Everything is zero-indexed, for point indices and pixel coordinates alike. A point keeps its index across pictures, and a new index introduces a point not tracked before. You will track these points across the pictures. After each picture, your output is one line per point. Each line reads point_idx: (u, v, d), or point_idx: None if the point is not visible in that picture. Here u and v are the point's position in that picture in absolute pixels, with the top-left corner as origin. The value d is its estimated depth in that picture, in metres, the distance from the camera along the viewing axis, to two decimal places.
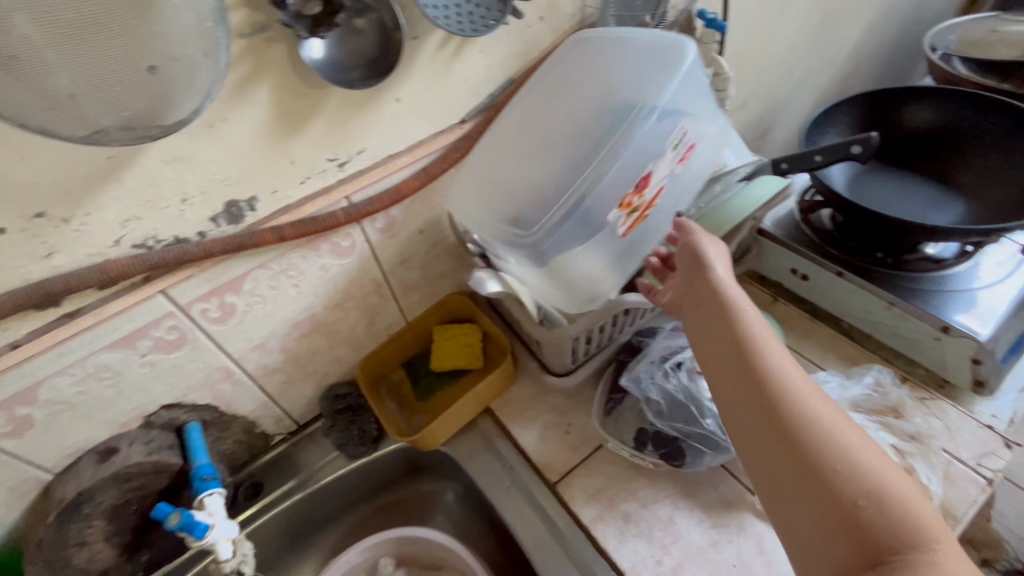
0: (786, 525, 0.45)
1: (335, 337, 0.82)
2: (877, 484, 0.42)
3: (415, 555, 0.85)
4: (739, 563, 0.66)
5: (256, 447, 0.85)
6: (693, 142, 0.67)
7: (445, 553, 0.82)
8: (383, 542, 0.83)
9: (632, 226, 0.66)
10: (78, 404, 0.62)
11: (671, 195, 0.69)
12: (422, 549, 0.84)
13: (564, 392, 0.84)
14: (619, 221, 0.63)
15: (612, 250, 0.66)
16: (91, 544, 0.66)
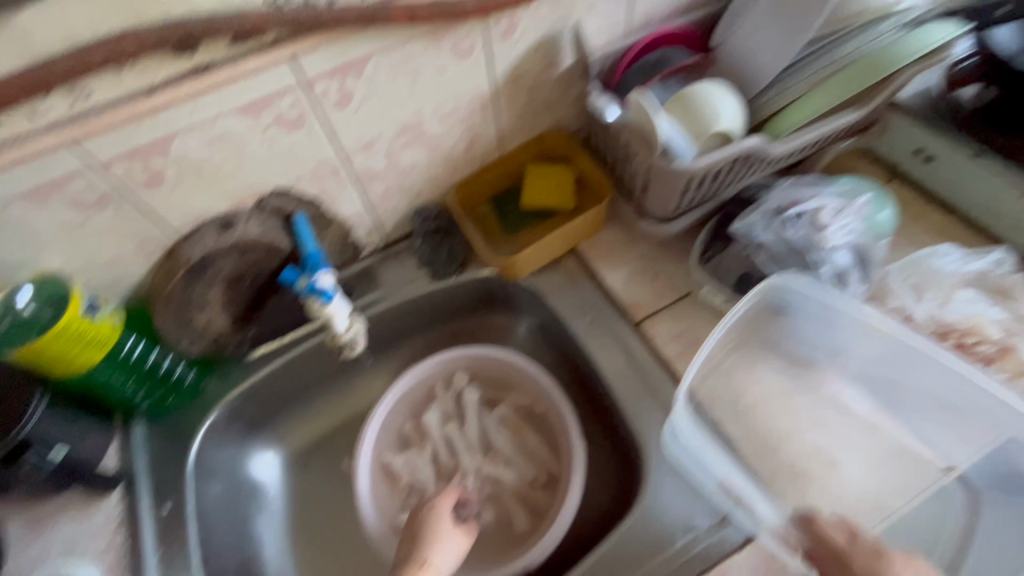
0: None
1: (435, 153, 0.80)
2: None
3: (488, 374, 0.90)
4: (811, 410, 0.69)
5: (347, 256, 0.87)
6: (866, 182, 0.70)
7: (519, 374, 0.87)
8: (461, 356, 0.88)
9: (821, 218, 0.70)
10: (203, 169, 0.63)
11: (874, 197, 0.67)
12: (495, 368, 0.89)
13: (655, 242, 0.83)
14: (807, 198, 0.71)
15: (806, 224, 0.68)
16: (211, 307, 0.72)
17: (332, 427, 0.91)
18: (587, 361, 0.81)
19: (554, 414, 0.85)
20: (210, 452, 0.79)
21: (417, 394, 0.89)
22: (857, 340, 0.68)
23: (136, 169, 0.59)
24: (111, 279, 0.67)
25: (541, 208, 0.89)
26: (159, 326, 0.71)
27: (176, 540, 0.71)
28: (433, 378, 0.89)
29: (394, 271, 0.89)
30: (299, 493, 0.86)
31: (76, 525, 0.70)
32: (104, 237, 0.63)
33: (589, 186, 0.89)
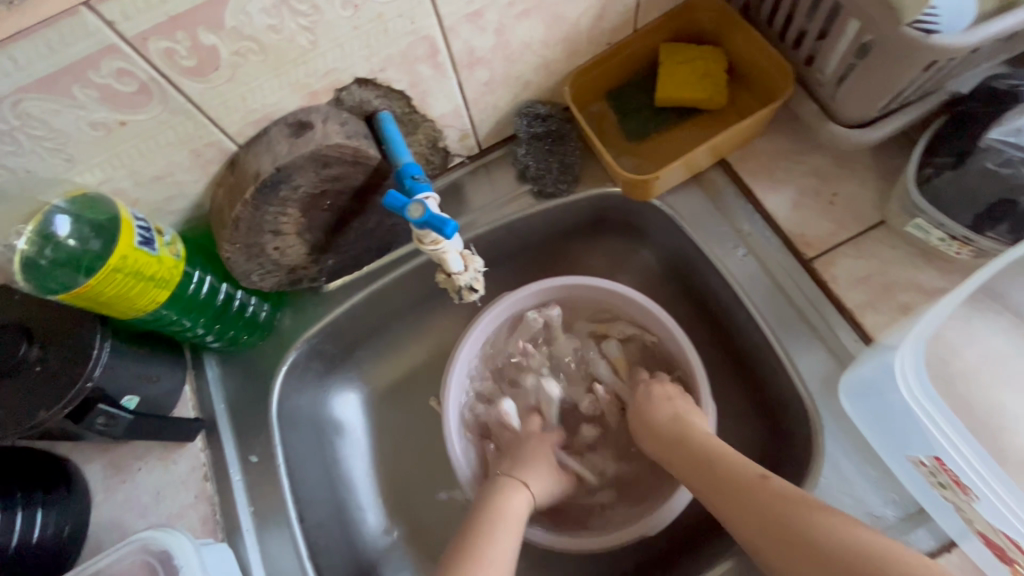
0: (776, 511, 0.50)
1: (556, 29, 0.60)
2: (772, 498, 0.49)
3: (580, 305, 0.77)
4: None
5: (433, 167, 0.70)
6: None
7: (632, 309, 0.73)
8: (552, 288, 0.74)
9: None
10: (269, 48, 0.46)
11: None
12: (594, 298, 0.75)
13: (832, 154, 0.64)
14: None
15: None
16: (284, 234, 0.58)
17: (416, 365, 0.80)
18: (732, 304, 0.66)
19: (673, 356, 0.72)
20: (292, 394, 0.71)
21: (502, 328, 0.76)
22: None
23: (181, 46, 0.42)
24: (163, 197, 0.53)
25: (679, 106, 0.69)
26: (225, 258, 0.57)
27: (268, 489, 0.64)
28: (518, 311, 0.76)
29: (488, 187, 0.73)
30: (385, 435, 0.78)
31: (158, 473, 0.63)
32: (148, 142, 0.48)
33: (745, 75, 0.68)
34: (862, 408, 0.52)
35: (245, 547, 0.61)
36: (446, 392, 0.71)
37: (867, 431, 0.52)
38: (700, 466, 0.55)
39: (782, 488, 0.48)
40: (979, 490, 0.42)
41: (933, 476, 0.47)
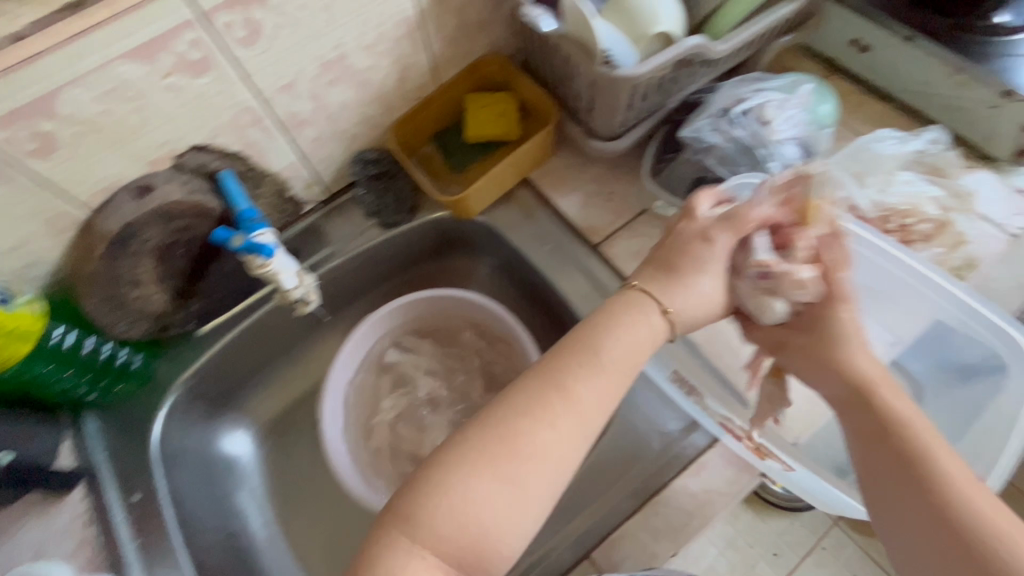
0: (886, 518, 0.44)
1: (367, 90, 0.74)
2: (909, 448, 0.43)
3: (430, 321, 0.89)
4: None
5: (287, 215, 0.82)
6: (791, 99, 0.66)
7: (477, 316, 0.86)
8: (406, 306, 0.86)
9: (760, 107, 0.65)
10: (102, 128, 0.56)
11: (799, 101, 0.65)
12: (445, 312, 0.88)
13: (605, 163, 0.82)
14: (739, 87, 0.69)
15: (743, 132, 0.65)
16: (144, 285, 0.67)
17: (299, 395, 0.88)
18: (552, 291, 0.80)
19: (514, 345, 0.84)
20: (174, 434, 0.76)
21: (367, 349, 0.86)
22: None
23: (21, 135, 0.52)
24: (22, 265, 0.61)
25: (488, 141, 0.85)
26: (90, 312, 0.66)
27: (152, 525, 0.68)
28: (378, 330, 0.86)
29: (341, 225, 0.84)
30: (276, 463, 0.84)
31: (39, 528, 0.66)
32: (1, 217, 0.56)
33: (533, 111, 0.85)
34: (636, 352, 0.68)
35: None
36: (323, 410, 0.79)
37: (646, 366, 0.65)
38: (852, 411, 0.47)
39: (908, 408, 0.45)
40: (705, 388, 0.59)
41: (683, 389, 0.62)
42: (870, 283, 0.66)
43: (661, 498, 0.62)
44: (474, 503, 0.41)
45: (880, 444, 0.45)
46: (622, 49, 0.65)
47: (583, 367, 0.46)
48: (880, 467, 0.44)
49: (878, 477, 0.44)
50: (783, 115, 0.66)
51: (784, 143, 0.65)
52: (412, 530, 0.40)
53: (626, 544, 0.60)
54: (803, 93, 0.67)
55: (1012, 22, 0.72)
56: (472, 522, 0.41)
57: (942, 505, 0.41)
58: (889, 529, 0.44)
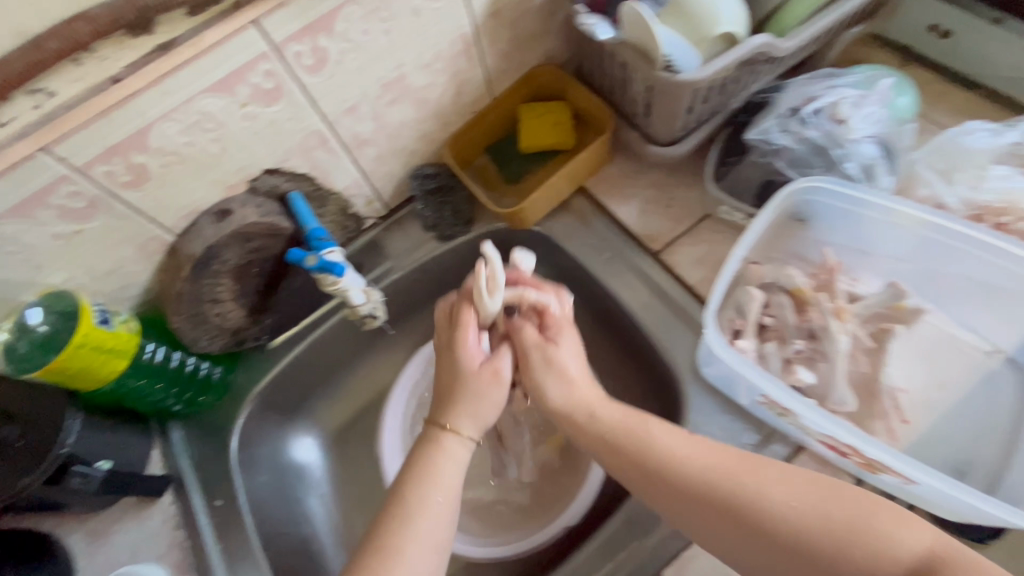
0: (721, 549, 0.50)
1: (424, 107, 0.76)
2: (738, 491, 0.48)
3: None
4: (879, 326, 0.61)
5: (350, 231, 0.84)
6: (866, 92, 0.62)
7: None
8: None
9: (834, 106, 0.62)
10: (187, 157, 0.60)
11: (877, 99, 0.62)
12: None
13: (663, 168, 0.80)
14: (810, 82, 0.66)
15: (814, 134, 0.63)
16: (223, 302, 0.70)
17: (363, 403, 0.90)
18: (609, 300, 0.79)
19: None
20: (251, 442, 0.80)
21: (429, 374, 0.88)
22: (867, 230, 0.64)
23: (118, 168, 0.56)
24: (118, 286, 0.66)
25: (541, 150, 0.85)
26: (175, 329, 0.69)
27: (233, 529, 0.72)
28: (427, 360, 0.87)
29: (401, 239, 0.86)
30: (342, 470, 0.86)
31: (134, 531, 0.71)
32: (100, 243, 0.61)
33: (587, 118, 0.84)
34: (712, 373, 0.66)
35: None
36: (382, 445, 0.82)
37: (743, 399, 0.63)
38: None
39: None
40: (798, 410, 0.54)
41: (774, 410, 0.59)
42: (982, 283, 0.62)
43: None
44: (401, 540, 0.50)
45: (724, 519, 0.48)
46: (684, 53, 0.63)
47: (448, 415, 0.57)
48: (722, 532, 0.49)
49: (716, 524, 0.49)
50: (859, 111, 0.62)
51: (861, 142, 0.62)
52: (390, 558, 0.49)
53: None
54: (878, 85, 0.63)
55: None
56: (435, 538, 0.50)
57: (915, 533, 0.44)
58: (719, 541, 0.50)
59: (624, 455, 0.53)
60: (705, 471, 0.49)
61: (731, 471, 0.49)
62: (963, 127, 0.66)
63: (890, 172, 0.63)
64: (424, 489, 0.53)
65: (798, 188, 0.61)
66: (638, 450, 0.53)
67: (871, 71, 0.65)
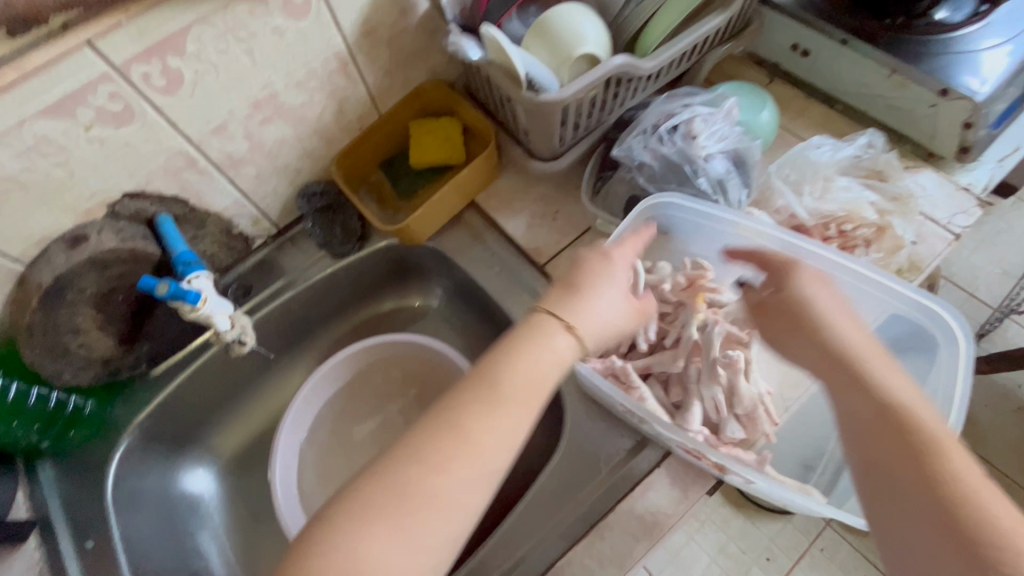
0: (846, 417, 0.45)
1: (304, 126, 0.75)
2: (904, 403, 0.43)
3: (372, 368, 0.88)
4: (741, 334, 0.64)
5: (237, 251, 0.82)
6: (718, 110, 0.67)
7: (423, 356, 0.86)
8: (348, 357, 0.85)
9: (687, 124, 0.65)
10: (27, 183, 0.57)
11: (726, 117, 0.66)
12: (390, 355, 0.87)
13: (549, 183, 0.82)
14: (668, 101, 0.69)
15: (670, 152, 0.66)
16: (85, 331, 0.67)
17: (261, 428, 0.88)
18: (501, 313, 0.80)
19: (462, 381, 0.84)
20: (131, 475, 0.77)
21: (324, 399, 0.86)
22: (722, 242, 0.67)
23: None
24: None
25: (432, 166, 0.85)
26: (31, 362, 0.66)
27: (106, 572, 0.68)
28: (323, 381, 0.84)
29: (293, 258, 0.85)
30: (238, 499, 0.84)
31: None
32: None
33: (477, 134, 0.85)
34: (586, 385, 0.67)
35: None
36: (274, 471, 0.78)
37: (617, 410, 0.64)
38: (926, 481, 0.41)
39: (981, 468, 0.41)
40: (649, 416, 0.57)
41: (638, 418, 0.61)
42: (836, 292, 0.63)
43: (607, 522, 0.61)
44: (405, 479, 0.41)
45: (880, 439, 0.42)
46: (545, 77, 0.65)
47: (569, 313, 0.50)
48: (858, 416, 0.44)
49: (866, 427, 0.43)
50: (710, 129, 0.66)
51: (712, 158, 0.66)
52: (335, 541, 0.39)
53: (571, 571, 0.59)
54: (728, 103, 0.67)
55: (947, 20, 0.73)
56: (384, 533, 0.40)
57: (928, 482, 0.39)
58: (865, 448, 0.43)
59: (384, 467, 0.42)
60: (836, 346, 0.48)
61: (844, 364, 0.47)
62: (809, 144, 0.71)
63: (743, 185, 0.67)
64: (412, 466, 0.42)
65: (652, 201, 0.63)
66: (817, 328, 0.49)
67: (723, 91, 0.69)
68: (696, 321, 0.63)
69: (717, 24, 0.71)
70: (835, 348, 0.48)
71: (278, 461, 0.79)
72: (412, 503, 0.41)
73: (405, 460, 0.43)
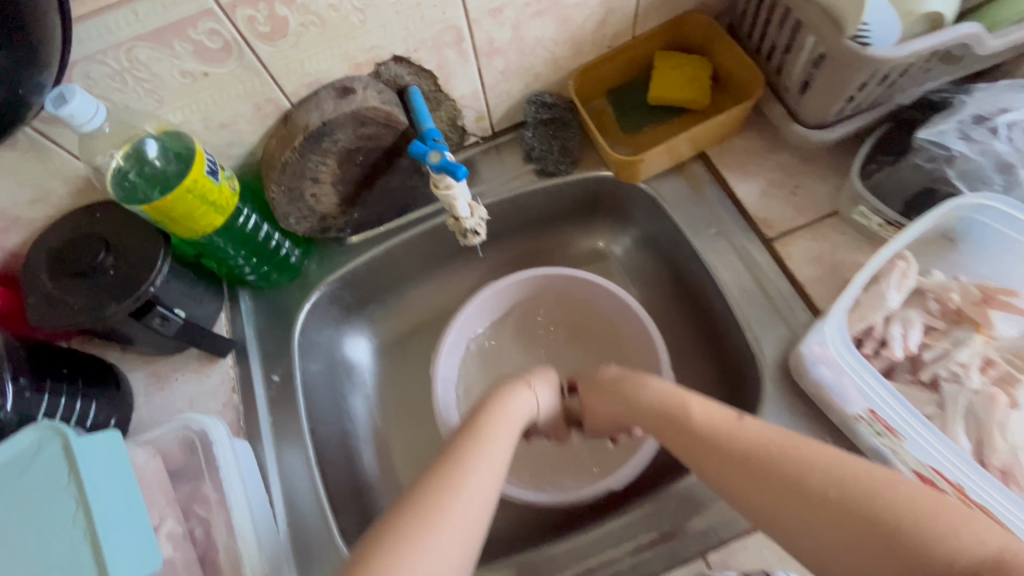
0: (736, 485, 0.50)
1: (565, 29, 0.71)
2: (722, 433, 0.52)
3: (541, 297, 0.87)
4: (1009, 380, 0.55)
5: (451, 143, 0.81)
6: None
7: (596, 300, 0.84)
8: (527, 280, 0.83)
9: None
10: (326, 21, 0.57)
11: None
12: (563, 290, 0.85)
13: (797, 154, 0.74)
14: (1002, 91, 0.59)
15: (1000, 150, 0.57)
16: (321, 182, 0.69)
17: (419, 320, 0.90)
18: (703, 279, 0.75)
19: (637, 334, 0.81)
20: (312, 328, 0.81)
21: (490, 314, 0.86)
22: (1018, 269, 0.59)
23: (260, 16, 0.54)
24: (226, 142, 0.65)
25: (668, 105, 0.79)
26: (270, 199, 0.68)
27: (286, 405, 0.74)
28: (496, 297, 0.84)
29: (499, 164, 0.83)
30: (390, 379, 0.87)
31: (194, 383, 0.72)
32: (221, 92, 0.59)
33: (726, 82, 0.78)
34: (807, 384, 0.60)
35: (262, 449, 0.70)
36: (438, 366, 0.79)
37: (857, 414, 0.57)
38: (835, 508, 0.44)
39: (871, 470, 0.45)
40: (909, 433, 0.53)
41: (871, 427, 0.56)
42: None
43: None
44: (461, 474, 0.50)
45: (828, 515, 0.44)
46: (875, 28, 0.56)
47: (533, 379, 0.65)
48: (745, 496, 0.49)
49: (789, 501, 0.46)
50: None
51: None
52: (437, 495, 0.47)
53: (745, 556, 0.57)
54: None
55: None
56: (487, 490, 0.50)
57: (871, 518, 0.42)
58: (764, 508, 0.48)
59: (400, 505, 0.47)
60: (826, 473, 0.46)
61: (682, 437, 0.55)
62: None
63: None
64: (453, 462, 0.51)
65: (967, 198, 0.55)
66: (701, 437, 0.53)
67: None
68: (969, 345, 0.55)
69: None
70: (826, 480, 0.45)
71: (443, 357, 0.80)
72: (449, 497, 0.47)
73: (394, 520, 0.46)
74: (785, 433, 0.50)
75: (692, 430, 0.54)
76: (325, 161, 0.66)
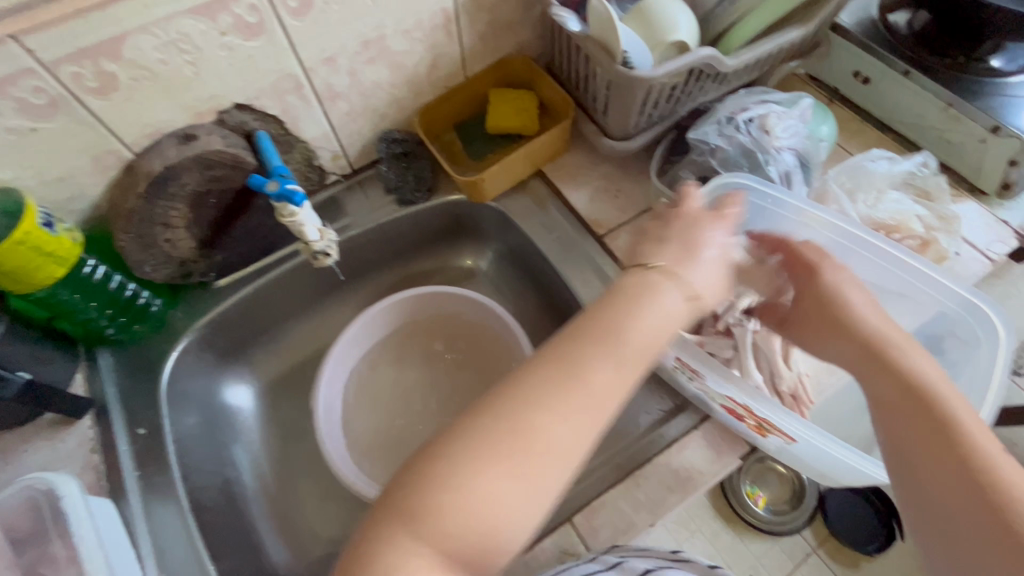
0: (899, 427, 0.44)
1: (400, 73, 0.80)
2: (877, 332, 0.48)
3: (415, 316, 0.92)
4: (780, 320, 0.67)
5: (312, 182, 0.86)
6: (785, 112, 0.72)
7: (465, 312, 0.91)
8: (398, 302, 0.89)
9: (762, 118, 0.71)
10: (158, 75, 0.61)
11: (792, 118, 0.72)
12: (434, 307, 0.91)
13: (615, 163, 0.87)
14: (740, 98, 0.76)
15: (743, 139, 0.71)
16: (174, 227, 0.71)
17: (301, 358, 0.91)
18: (555, 278, 0.84)
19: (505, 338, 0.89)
20: (183, 377, 0.79)
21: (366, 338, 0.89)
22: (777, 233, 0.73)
23: (86, 72, 0.57)
24: (65, 196, 0.65)
25: (505, 133, 0.90)
26: (120, 248, 0.69)
27: (154, 458, 0.71)
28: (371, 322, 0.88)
29: (361, 198, 0.89)
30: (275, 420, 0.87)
31: (44, 451, 0.68)
32: (52, 147, 0.61)
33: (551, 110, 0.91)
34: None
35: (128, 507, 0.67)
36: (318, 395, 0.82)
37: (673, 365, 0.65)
38: (939, 443, 0.41)
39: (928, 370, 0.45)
40: (705, 371, 0.59)
41: (684, 373, 0.63)
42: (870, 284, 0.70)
43: (643, 472, 0.64)
44: (534, 414, 0.39)
45: (943, 463, 0.40)
46: (636, 54, 0.70)
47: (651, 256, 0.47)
48: (909, 442, 0.43)
49: (906, 445, 0.43)
50: (781, 124, 0.72)
51: (780, 152, 0.72)
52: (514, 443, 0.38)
53: (605, 513, 0.62)
54: (794, 107, 0.73)
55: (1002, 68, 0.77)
56: (512, 490, 0.38)
57: (947, 452, 0.40)
58: (910, 461, 0.43)
59: (496, 401, 0.40)
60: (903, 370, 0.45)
61: (868, 358, 0.48)
62: (865, 156, 0.76)
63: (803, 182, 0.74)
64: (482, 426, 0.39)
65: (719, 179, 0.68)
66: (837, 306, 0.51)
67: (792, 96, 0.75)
68: None
69: (796, 37, 0.77)
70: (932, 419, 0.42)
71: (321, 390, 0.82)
72: (522, 429, 0.38)
73: (500, 402, 0.40)
74: (860, 346, 0.49)
75: (841, 317, 0.51)
76: (175, 205, 0.69)
